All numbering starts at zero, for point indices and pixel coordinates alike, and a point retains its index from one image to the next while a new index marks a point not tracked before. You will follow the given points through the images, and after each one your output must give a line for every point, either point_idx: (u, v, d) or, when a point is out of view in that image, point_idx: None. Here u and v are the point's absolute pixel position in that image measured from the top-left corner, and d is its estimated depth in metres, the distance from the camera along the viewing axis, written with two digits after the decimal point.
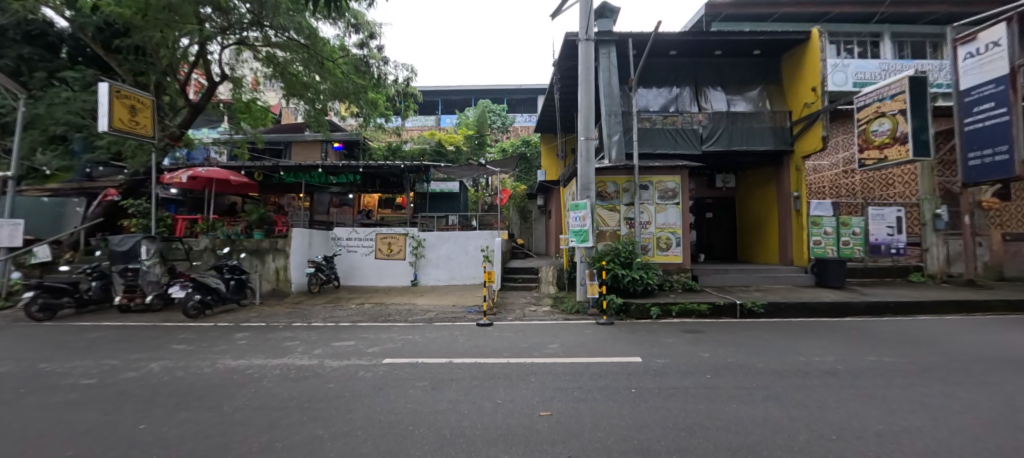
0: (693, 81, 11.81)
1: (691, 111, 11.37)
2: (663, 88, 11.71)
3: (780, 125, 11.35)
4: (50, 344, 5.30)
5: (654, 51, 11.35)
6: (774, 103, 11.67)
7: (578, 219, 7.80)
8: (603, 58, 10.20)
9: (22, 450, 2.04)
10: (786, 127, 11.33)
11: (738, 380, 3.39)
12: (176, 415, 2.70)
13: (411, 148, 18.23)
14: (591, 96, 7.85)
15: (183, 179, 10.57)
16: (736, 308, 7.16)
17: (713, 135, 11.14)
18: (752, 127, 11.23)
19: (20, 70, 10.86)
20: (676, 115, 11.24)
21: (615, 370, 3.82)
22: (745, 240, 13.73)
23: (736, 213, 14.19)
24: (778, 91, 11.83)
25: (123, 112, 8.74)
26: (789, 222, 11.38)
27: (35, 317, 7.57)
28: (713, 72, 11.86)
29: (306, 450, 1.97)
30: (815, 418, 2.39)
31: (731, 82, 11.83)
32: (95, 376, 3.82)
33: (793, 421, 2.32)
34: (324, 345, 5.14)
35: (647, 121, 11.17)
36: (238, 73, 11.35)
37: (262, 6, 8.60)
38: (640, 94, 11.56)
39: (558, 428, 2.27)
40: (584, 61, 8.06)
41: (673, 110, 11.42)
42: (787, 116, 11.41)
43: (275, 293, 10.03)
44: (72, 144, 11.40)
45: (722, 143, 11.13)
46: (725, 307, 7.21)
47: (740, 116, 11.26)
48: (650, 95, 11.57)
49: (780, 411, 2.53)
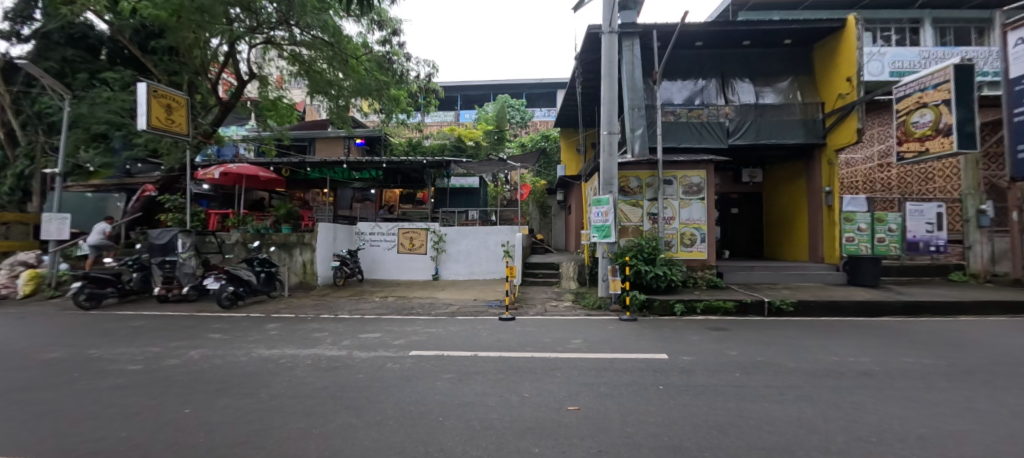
0: (719, 74, 11.51)
1: (717, 104, 11.04)
2: (687, 80, 11.42)
3: (811, 118, 10.92)
4: (98, 331, 5.61)
5: (680, 42, 11.11)
6: (807, 95, 11.22)
7: (600, 214, 7.70)
8: (626, 50, 10.00)
9: (77, 433, 2.16)
10: (819, 119, 10.82)
11: (768, 379, 3.32)
12: (215, 401, 2.81)
13: (432, 144, 18.50)
14: (614, 90, 7.66)
15: (215, 175, 10.84)
16: (763, 306, 6.97)
17: (739, 128, 10.81)
18: (782, 120, 10.84)
19: (64, 72, 11.43)
20: (701, 109, 10.94)
21: (641, 366, 3.79)
22: (772, 236, 13.34)
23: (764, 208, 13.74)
24: (810, 83, 11.35)
25: (160, 111, 9.11)
26: (820, 217, 10.89)
27: (83, 305, 8.01)
28: (741, 64, 11.52)
29: (341, 437, 2.03)
30: (851, 419, 2.31)
31: (760, 74, 11.47)
32: (140, 362, 4.03)
33: (828, 422, 2.26)
34: (351, 336, 5.27)
35: (671, 115, 10.92)
36: (266, 72, 11.64)
37: (288, 6, 8.75)
38: (664, 88, 11.32)
39: (587, 423, 2.26)
40: (607, 54, 7.83)
41: (698, 103, 11.14)
42: (820, 108, 10.90)
43: (302, 286, 10.31)
44: (112, 142, 11.67)
45: (750, 137, 10.79)
46: (752, 305, 7.01)
47: (769, 108, 10.88)
48: (673, 89, 11.32)
49: (816, 412, 2.45)
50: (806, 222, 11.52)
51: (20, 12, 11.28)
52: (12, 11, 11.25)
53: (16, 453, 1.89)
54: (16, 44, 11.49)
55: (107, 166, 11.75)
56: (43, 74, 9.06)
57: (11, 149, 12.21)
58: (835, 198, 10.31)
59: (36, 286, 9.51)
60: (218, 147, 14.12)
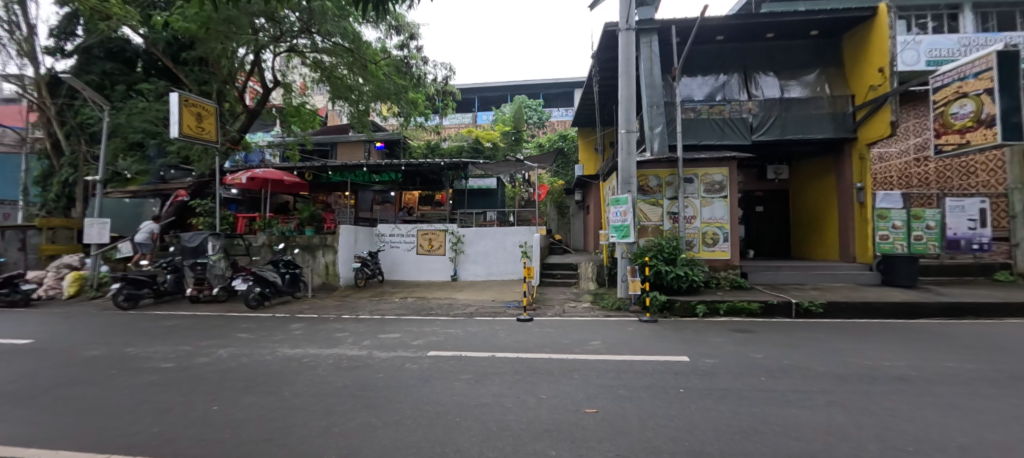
0: (740, 68, 11.25)
1: (739, 100, 10.78)
2: (708, 76, 11.21)
3: (840, 111, 10.53)
4: (135, 330, 5.90)
5: (700, 37, 10.90)
6: (835, 88, 10.82)
7: (619, 214, 7.60)
8: (644, 47, 9.90)
9: (113, 428, 2.27)
10: (848, 113, 10.45)
11: (796, 383, 3.19)
12: (241, 398, 2.90)
13: (450, 145, 18.78)
14: (632, 88, 7.57)
15: (242, 180, 11.23)
16: (791, 308, 6.72)
17: (764, 124, 10.48)
18: (809, 114, 10.45)
19: (104, 84, 12.05)
20: (722, 105, 10.69)
21: (661, 368, 3.72)
22: (799, 234, 12.89)
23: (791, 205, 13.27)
24: (839, 75, 10.96)
25: (191, 119, 9.53)
26: (850, 214, 10.57)
27: (122, 305, 8.43)
28: (764, 58, 11.21)
29: (360, 436, 2.06)
30: (885, 426, 2.20)
31: (785, 67, 11.11)
32: (172, 361, 4.21)
33: (859, 429, 2.15)
34: (371, 337, 5.36)
35: (691, 112, 10.70)
36: (289, 79, 12.01)
37: (310, 14, 9.15)
38: (684, 84, 11.14)
39: (605, 426, 2.23)
40: (625, 51, 7.74)
41: (720, 99, 10.91)
42: (849, 101, 10.51)
43: (325, 286, 10.48)
44: (148, 151, 12.25)
45: (775, 132, 10.45)
46: (778, 306, 6.78)
47: (795, 102, 10.54)
48: (694, 84, 11.12)
49: (846, 418, 2.35)
50: (836, 220, 11.12)
51: (64, 29, 12.02)
52: (57, 28, 12.00)
53: (60, 447, 2.00)
54: (60, 60, 12.22)
55: (144, 173, 12.52)
56: (84, 87, 9.59)
57: (57, 159, 13.01)
58: (868, 194, 10.00)
59: (80, 287, 10.15)
60: (245, 153, 14.65)
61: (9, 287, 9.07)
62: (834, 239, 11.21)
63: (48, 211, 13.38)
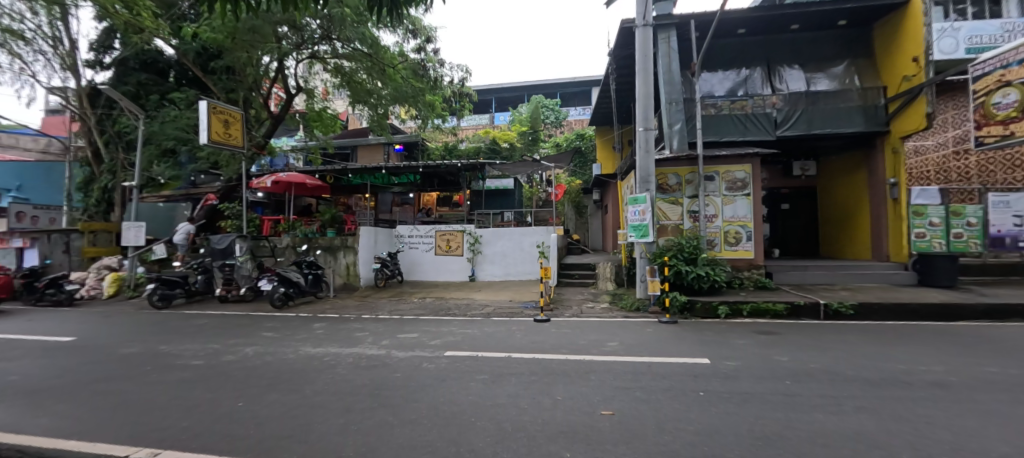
0: (763, 62, 10.99)
1: (762, 94, 10.50)
2: (729, 71, 11.00)
3: (872, 103, 10.11)
4: (168, 329, 6.19)
5: (720, 31, 10.65)
6: (866, 79, 10.41)
7: (637, 213, 7.49)
8: (661, 43, 9.76)
9: (144, 424, 2.38)
10: (881, 105, 10.03)
11: (822, 388, 3.08)
12: (265, 395, 2.99)
13: (467, 146, 19.06)
14: (649, 85, 7.47)
15: (267, 183, 11.49)
16: (819, 309, 6.48)
17: (789, 119, 10.15)
18: (837, 107, 10.06)
19: (139, 94, 12.72)
20: (745, 100, 10.42)
21: (680, 370, 3.65)
22: (828, 232, 12.42)
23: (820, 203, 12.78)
24: (870, 65, 10.53)
25: (218, 126, 9.91)
26: (883, 211, 10.13)
27: (156, 305, 8.85)
28: (788, 50, 10.90)
29: (377, 434, 2.11)
30: (917, 433, 2.10)
31: (811, 59, 10.81)
32: (202, 358, 4.38)
33: (890, 436, 2.06)
34: (390, 336, 5.45)
35: (711, 108, 10.46)
36: (311, 85, 12.32)
37: (331, 21, 9.43)
38: (703, 80, 10.94)
39: (621, 429, 2.20)
40: (641, 48, 7.63)
41: (742, 94, 10.65)
42: (882, 92, 10.07)
43: (346, 286, 10.73)
44: (180, 157, 12.75)
45: (800, 127, 10.13)
46: (805, 308, 6.55)
47: (822, 95, 10.17)
48: (713, 80, 10.93)
49: (876, 424, 2.25)
50: (868, 217, 10.67)
51: (102, 43, 12.70)
52: (96, 42, 12.68)
53: (96, 442, 2.11)
54: (99, 72, 12.91)
55: (175, 178, 12.69)
56: (121, 97, 10.10)
57: (98, 166, 13.77)
58: (903, 190, 9.56)
59: (119, 287, 10.69)
60: (270, 157, 15.15)
61: (55, 287, 9.63)
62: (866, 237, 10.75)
63: (90, 215, 14.11)
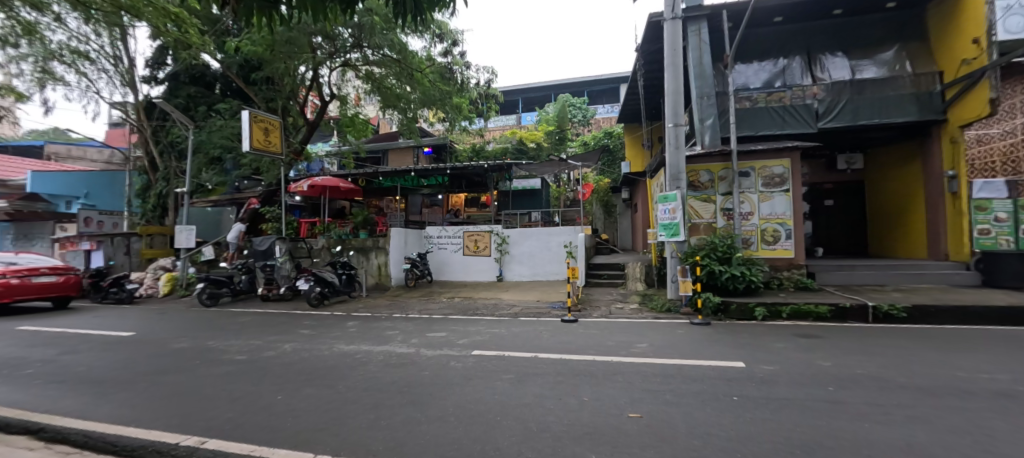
0: (803, 50, 10.48)
1: (802, 85, 9.96)
2: (765, 62, 10.51)
3: (926, 90, 9.37)
4: (215, 325, 6.61)
5: (755, 20, 10.24)
6: (919, 65, 9.70)
7: (667, 212, 7.30)
8: (692, 36, 9.46)
9: (192, 415, 2.55)
10: (936, 92, 9.27)
11: (869, 395, 2.88)
12: (301, 390, 3.14)
13: (495, 147, 19.26)
14: (680, 79, 7.27)
15: (304, 188, 12.09)
16: (867, 312, 6.08)
17: (831, 110, 9.63)
18: (885, 96, 9.44)
19: (189, 106, 13.70)
20: (783, 91, 9.92)
21: (713, 374, 3.52)
22: (879, 229, 11.65)
23: (868, 199, 12.01)
24: (923, 50, 9.83)
25: (259, 134, 10.49)
26: (941, 205, 9.37)
27: (205, 302, 9.49)
28: (829, 36, 10.40)
29: (404, 430, 2.16)
30: (980, 447, 1.92)
31: (856, 45, 10.25)
32: (244, 353, 4.65)
33: (946, 448, 1.90)
34: (419, 335, 5.57)
35: (746, 101, 10.05)
36: (344, 92, 12.77)
37: (362, 29, 9.78)
38: (737, 72, 10.53)
39: (649, 432, 2.15)
40: (670, 41, 7.43)
41: (779, 85, 10.14)
42: (937, 78, 9.32)
43: (378, 286, 11.07)
44: (225, 164, 13.91)
45: (844, 119, 9.57)
46: (852, 310, 6.17)
47: (869, 84, 9.56)
48: (749, 72, 10.47)
49: (930, 435, 2.09)
50: (924, 212, 9.91)
51: (156, 60, 13.69)
52: (151, 59, 13.70)
53: (149, 431, 2.28)
54: (154, 87, 13.93)
55: (220, 183, 13.99)
56: (173, 110, 10.84)
57: (154, 174, 14.88)
58: (962, 183, 8.77)
59: (173, 286, 11.51)
60: (307, 162, 15.82)
61: (118, 286, 10.46)
62: (922, 234, 10.00)
63: (147, 219, 15.26)
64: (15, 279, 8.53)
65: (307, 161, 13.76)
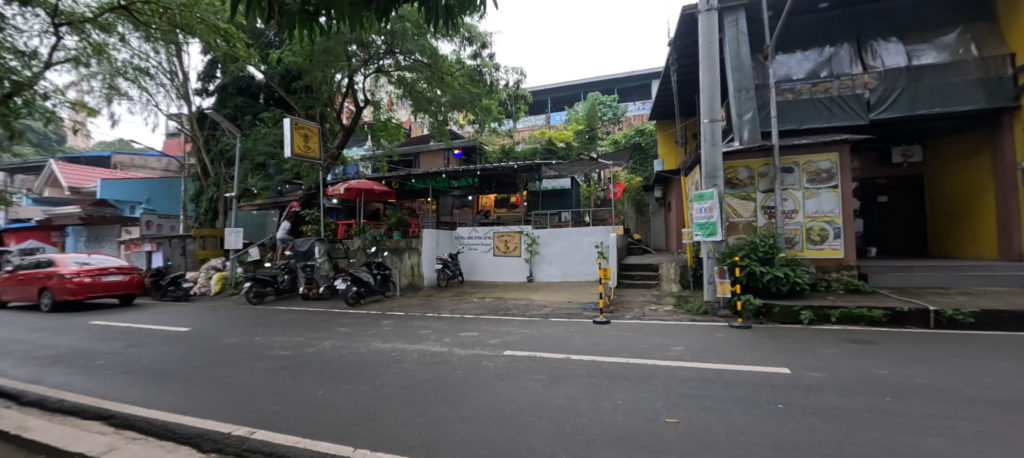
0: (851, 37, 9.88)
1: (852, 73, 9.39)
2: (810, 50, 10.00)
3: (994, 75, 8.55)
4: (261, 322, 7.02)
5: (797, 8, 9.80)
6: (986, 47, 8.90)
7: (703, 210, 7.06)
8: (729, 27, 9.09)
9: (243, 407, 2.72)
10: (1006, 76, 8.43)
11: (931, 407, 2.67)
12: (340, 385, 3.27)
13: (524, 148, 19.28)
14: (716, 72, 7.02)
15: (341, 191, 12.59)
16: (928, 317, 5.62)
17: (884, 100, 8.97)
18: (947, 82, 8.70)
19: (236, 115, 14.61)
20: (829, 81, 9.35)
21: (755, 379, 3.37)
22: (941, 226, 10.74)
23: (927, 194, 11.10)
24: (991, 31, 9.03)
25: (300, 141, 11.03)
26: (1013, 200, 8.50)
27: (251, 300, 10.02)
28: (881, 20, 9.76)
29: (439, 428, 2.20)
30: None
31: (911, 30, 9.62)
32: (288, 349, 4.90)
33: None
34: (452, 334, 5.67)
35: (789, 93, 9.54)
36: (378, 97, 13.16)
37: (394, 36, 10.11)
38: (779, 62, 10.06)
39: (687, 438, 2.08)
40: (706, 34, 7.19)
41: (826, 75, 9.59)
42: (1008, 61, 8.48)
43: (411, 286, 11.37)
44: (268, 170, 14.51)
45: (900, 108, 8.89)
46: (910, 315, 5.72)
47: (928, 70, 8.85)
48: (791, 62, 9.98)
49: (1003, 452, 1.90)
50: (994, 207, 9.03)
51: (207, 73, 14.67)
52: (203, 73, 14.70)
53: (205, 420, 2.44)
54: (205, 99, 14.93)
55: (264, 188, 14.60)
56: (223, 119, 11.56)
57: (205, 180, 15.93)
58: None
59: (223, 285, 12.29)
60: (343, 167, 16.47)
61: (175, 284, 11.32)
62: (993, 231, 9.12)
63: (200, 223, 16.36)
64: (88, 277, 9.42)
65: (344, 165, 14.30)
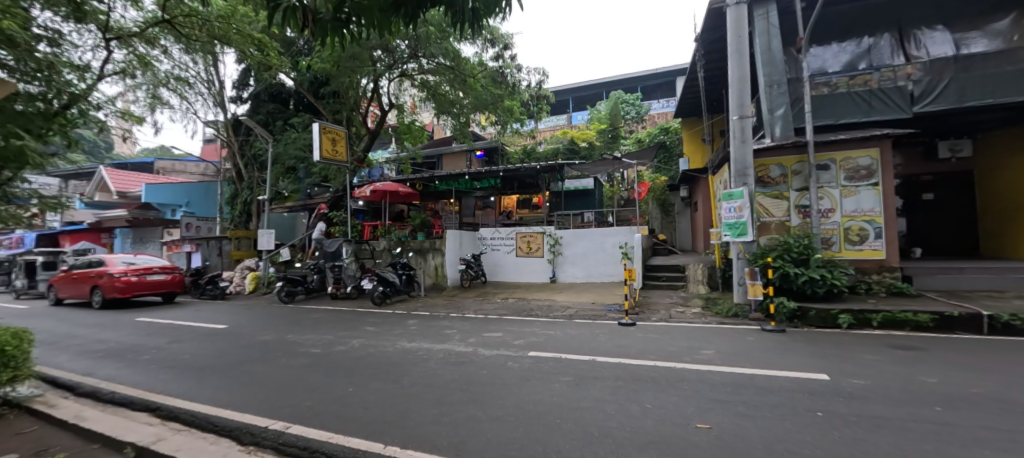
0: (892, 25, 9.40)
1: (893, 64, 8.97)
2: (846, 42, 9.63)
3: None
4: (292, 320, 7.29)
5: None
6: None
7: (733, 210, 6.87)
8: (759, 20, 8.80)
9: (278, 402, 2.82)
10: None
11: (987, 419, 2.49)
12: (369, 383, 3.35)
13: (545, 149, 19.25)
14: (746, 68, 6.82)
15: (367, 193, 12.85)
16: (983, 322, 5.26)
17: (929, 92, 8.46)
18: (999, 71, 8.13)
19: (268, 121, 15.26)
20: (868, 73, 8.86)
21: (791, 386, 3.24)
22: (992, 225, 10.05)
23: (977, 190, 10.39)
24: None
25: (328, 144, 11.40)
26: None
27: (283, 299, 10.41)
28: (928, 6, 9.16)
29: (467, 427, 2.23)
30: None
31: (960, 16, 9.06)
32: (318, 347, 5.07)
33: None
34: (476, 335, 5.72)
35: (823, 86, 9.15)
36: (402, 100, 13.42)
37: (419, 41, 10.30)
38: (813, 55, 9.75)
39: (720, 445, 2.03)
40: (734, 28, 6.99)
41: (865, 67, 9.25)
42: None
43: (435, 286, 11.54)
44: (298, 173, 15.40)
45: (946, 100, 8.36)
46: (962, 320, 5.36)
47: (979, 59, 8.25)
48: (826, 55, 9.67)
49: None
50: None
51: (241, 81, 15.35)
52: (237, 81, 15.41)
53: (243, 415, 2.55)
54: (239, 106, 15.64)
55: (295, 191, 15.44)
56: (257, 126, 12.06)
57: (239, 184, 16.68)
58: None
59: (257, 284, 12.81)
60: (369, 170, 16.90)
61: (212, 283, 11.88)
62: None
63: (235, 225, 17.12)
64: (134, 276, 10.02)
65: (370, 168, 14.68)
